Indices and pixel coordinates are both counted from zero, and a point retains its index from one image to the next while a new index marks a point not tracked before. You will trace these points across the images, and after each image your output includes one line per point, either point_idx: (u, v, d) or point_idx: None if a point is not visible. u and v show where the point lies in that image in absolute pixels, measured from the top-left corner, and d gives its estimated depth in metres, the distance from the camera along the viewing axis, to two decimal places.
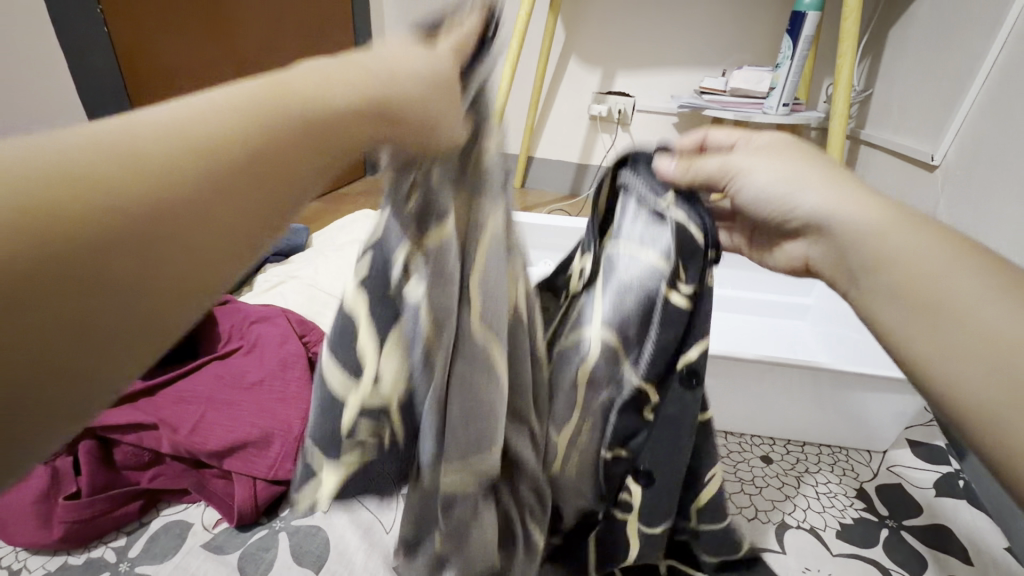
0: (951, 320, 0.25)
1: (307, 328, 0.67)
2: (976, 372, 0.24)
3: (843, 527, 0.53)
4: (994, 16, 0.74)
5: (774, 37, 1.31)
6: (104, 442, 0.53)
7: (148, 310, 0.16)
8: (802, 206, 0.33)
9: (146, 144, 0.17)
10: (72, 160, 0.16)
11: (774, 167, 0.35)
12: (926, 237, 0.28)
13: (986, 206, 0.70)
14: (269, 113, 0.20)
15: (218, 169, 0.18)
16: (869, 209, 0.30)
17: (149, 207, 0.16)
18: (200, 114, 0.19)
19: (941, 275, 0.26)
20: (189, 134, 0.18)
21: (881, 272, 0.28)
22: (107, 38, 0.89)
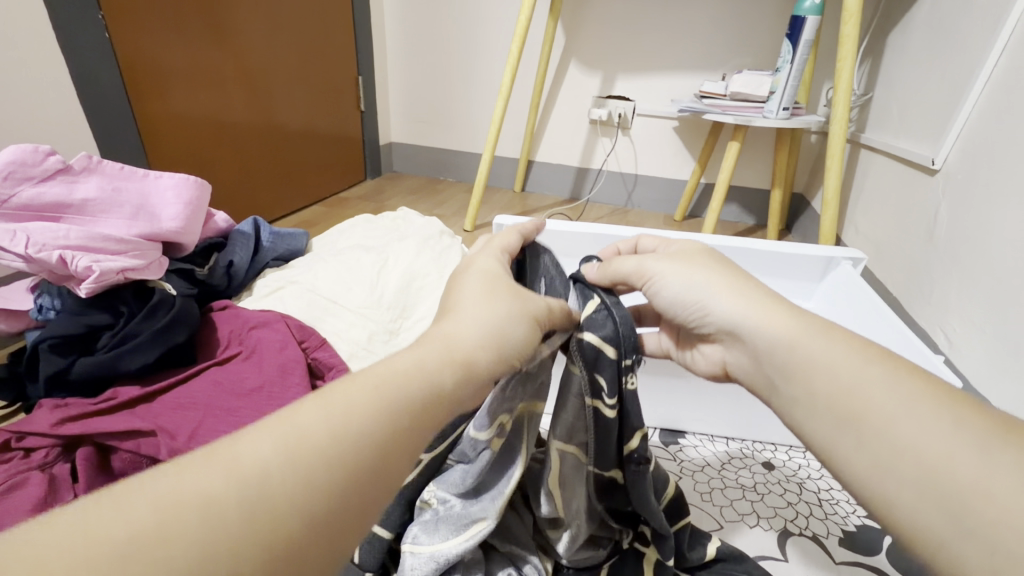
0: (869, 429, 0.27)
1: (307, 333, 0.66)
2: (900, 482, 0.26)
3: (846, 534, 0.53)
4: (994, 20, 0.74)
5: (774, 41, 1.31)
6: (103, 450, 0.53)
7: (315, 558, 0.22)
8: (715, 313, 0.36)
9: (317, 444, 0.23)
10: (260, 459, 0.22)
11: (680, 274, 0.38)
12: (827, 342, 0.31)
13: (986, 210, 0.70)
14: (363, 426, 0.25)
15: (353, 453, 0.24)
16: (778, 320, 0.33)
17: (321, 494, 0.22)
18: (351, 413, 0.25)
19: (854, 385, 0.29)
20: (301, 462, 0.23)
21: (804, 383, 0.31)
22: (108, 44, 0.89)
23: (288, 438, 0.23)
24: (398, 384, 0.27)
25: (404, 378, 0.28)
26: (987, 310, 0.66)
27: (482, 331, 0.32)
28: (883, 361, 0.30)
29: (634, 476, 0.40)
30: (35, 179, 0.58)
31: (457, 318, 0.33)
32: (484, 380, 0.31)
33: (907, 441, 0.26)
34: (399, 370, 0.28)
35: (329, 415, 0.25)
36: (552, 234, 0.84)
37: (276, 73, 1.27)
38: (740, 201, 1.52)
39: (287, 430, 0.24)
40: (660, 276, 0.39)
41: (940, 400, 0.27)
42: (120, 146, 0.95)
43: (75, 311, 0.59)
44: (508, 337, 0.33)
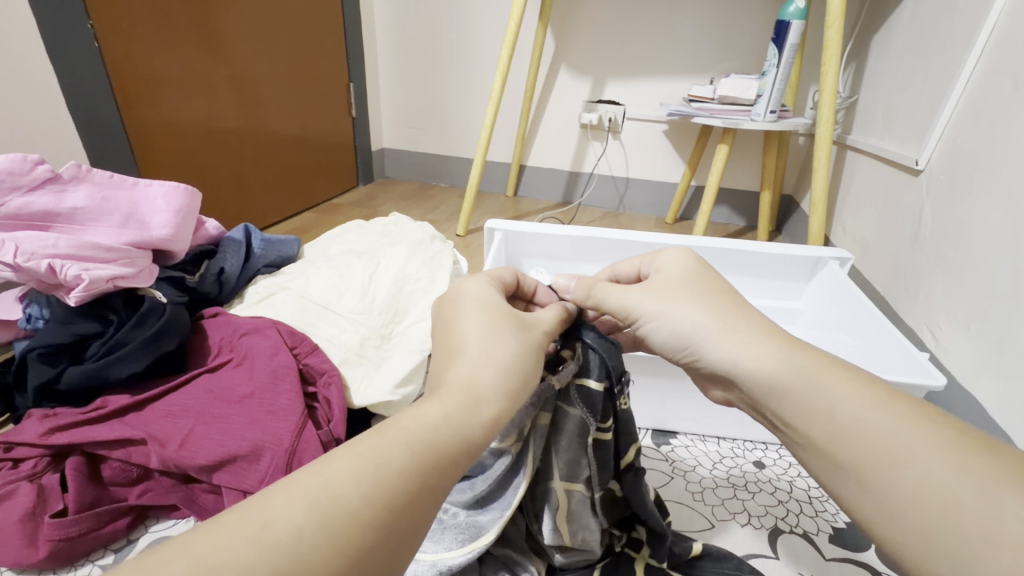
0: (873, 469, 0.28)
1: (299, 340, 0.66)
2: (904, 520, 0.26)
3: (836, 531, 0.53)
4: (973, 23, 0.76)
5: (760, 45, 1.33)
6: (93, 458, 0.53)
7: None
8: (707, 352, 0.37)
9: (334, 518, 0.23)
10: (268, 538, 0.21)
11: (665, 319, 0.38)
12: (829, 382, 0.31)
13: (970, 208, 0.71)
14: (393, 488, 0.25)
15: (371, 518, 0.24)
16: (770, 363, 0.33)
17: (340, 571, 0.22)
18: (364, 474, 0.25)
19: (856, 429, 0.29)
20: (333, 526, 0.23)
21: (803, 424, 0.31)
22: (98, 53, 0.89)
23: (320, 502, 0.23)
24: (429, 439, 0.27)
25: (433, 433, 0.28)
26: (971, 308, 0.67)
27: (495, 377, 0.31)
28: (887, 401, 0.30)
29: (630, 481, 0.41)
30: (23, 188, 0.58)
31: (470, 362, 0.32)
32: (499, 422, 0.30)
33: (912, 480, 0.27)
34: (427, 424, 0.28)
35: (368, 470, 0.25)
36: (544, 237, 0.85)
37: (267, 80, 1.27)
38: (730, 203, 1.53)
39: (317, 491, 0.23)
40: (648, 319, 0.39)
41: (940, 434, 0.28)
42: (110, 155, 0.95)
43: (64, 319, 0.59)
44: (509, 377, 0.32)
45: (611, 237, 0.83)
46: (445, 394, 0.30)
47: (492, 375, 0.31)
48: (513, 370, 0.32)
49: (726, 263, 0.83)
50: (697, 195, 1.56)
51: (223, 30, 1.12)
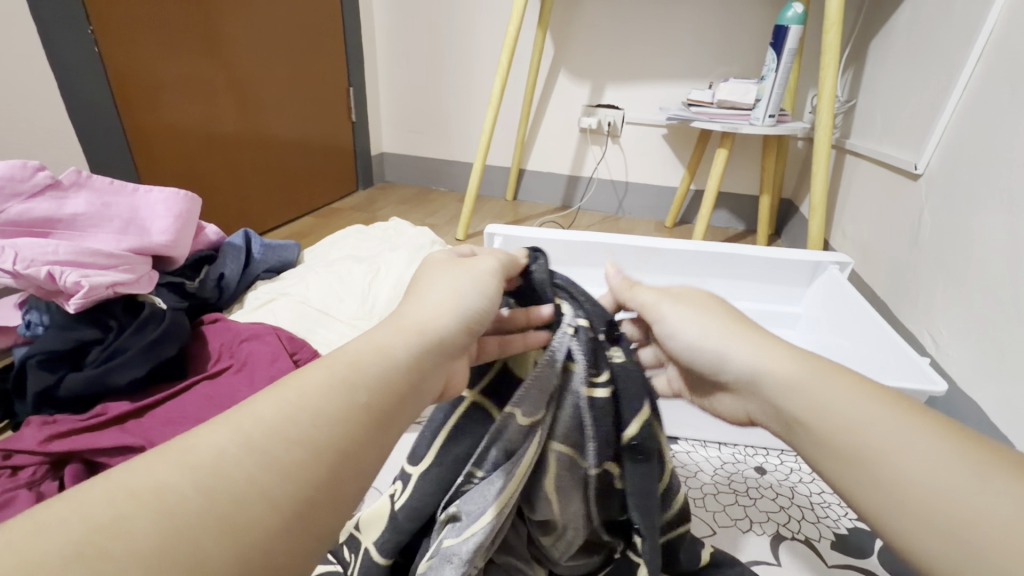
0: (898, 483, 0.27)
1: (299, 345, 0.66)
2: (931, 537, 0.25)
3: (838, 537, 0.53)
4: (971, 29, 0.76)
5: (758, 50, 1.33)
6: (93, 466, 0.53)
7: (286, 538, 0.22)
8: (731, 363, 0.36)
9: (260, 440, 0.23)
10: (194, 466, 0.22)
11: (689, 318, 0.38)
12: (837, 390, 0.31)
13: (968, 213, 0.71)
14: (321, 406, 0.25)
15: (303, 436, 0.24)
16: (784, 364, 0.33)
17: (274, 485, 0.22)
18: (291, 403, 0.25)
19: (871, 435, 0.29)
20: (263, 451, 0.23)
21: (829, 438, 0.30)
22: (98, 60, 0.89)
23: (250, 433, 0.23)
24: (358, 366, 0.28)
25: (356, 364, 0.28)
26: (972, 313, 0.67)
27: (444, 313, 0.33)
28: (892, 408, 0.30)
29: (631, 466, 0.37)
30: (23, 195, 0.58)
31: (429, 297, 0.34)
32: (441, 354, 0.32)
33: (935, 493, 0.26)
34: (358, 354, 0.28)
35: (293, 399, 0.25)
36: (544, 242, 0.85)
37: (266, 85, 1.27)
38: (730, 207, 1.54)
39: (243, 422, 0.24)
40: (669, 314, 0.39)
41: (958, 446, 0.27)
42: (110, 160, 0.95)
43: (63, 326, 0.59)
44: (465, 310, 0.34)
45: (611, 242, 0.83)
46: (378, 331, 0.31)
47: (424, 312, 0.32)
48: (446, 305, 0.33)
49: (726, 268, 0.83)
50: (696, 199, 1.57)
51: (222, 35, 1.12)
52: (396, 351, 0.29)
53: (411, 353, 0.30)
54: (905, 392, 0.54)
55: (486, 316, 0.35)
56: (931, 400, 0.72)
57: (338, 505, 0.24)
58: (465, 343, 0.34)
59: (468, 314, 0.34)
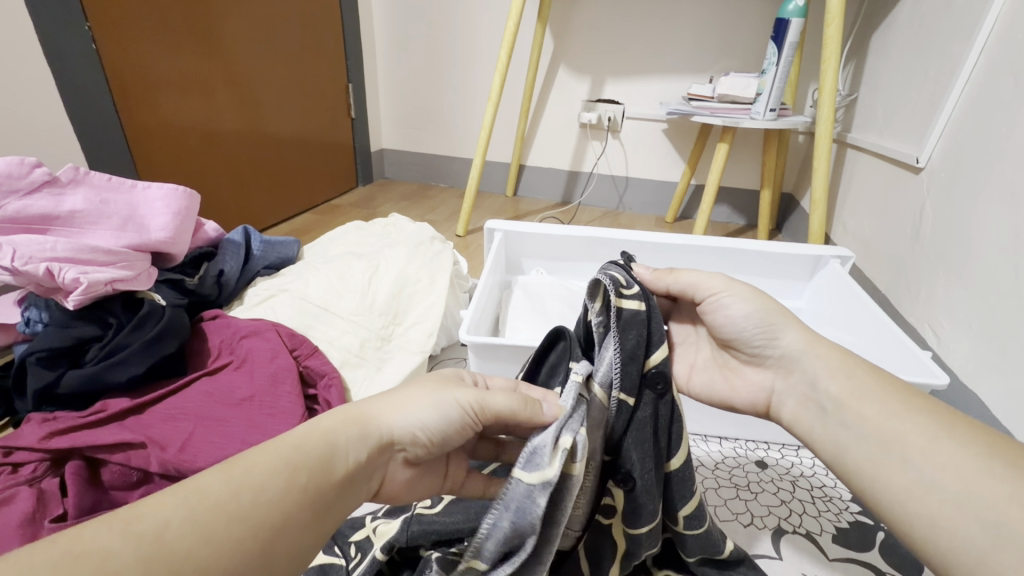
0: (907, 454, 0.33)
1: (299, 342, 0.66)
2: (930, 495, 0.31)
3: (839, 531, 0.53)
4: (972, 21, 0.76)
5: (758, 44, 1.32)
6: (93, 463, 0.53)
7: None
8: (788, 338, 0.42)
9: (205, 508, 0.24)
10: (134, 528, 0.23)
11: (750, 302, 0.43)
12: (867, 382, 0.38)
13: (970, 206, 0.71)
14: (261, 491, 0.26)
15: (243, 510, 0.25)
16: (825, 352, 0.40)
17: (202, 554, 0.23)
18: (240, 482, 0.26)
19: (896, 416, 0.35)
20: (197, 517, 0.24)
21: (855, 414, 0.36)
22: (96, 56, 0.89)
23: (189, 501, 0.24)
24: (303, 454, 0.29)
25: (310, 441, 0.29)
26: (972, 307, 0.67)
27: (397, 418, 0.34)
28: (914, 402, 0.35)
29: (650, 398, 0.38)
30: (21, 191, 0.58)
31: (386, 400, 0.35)
32: (382, 447, 0.33)
33: (939, 465, 0.31)
34: (309, 436, 0.30)
35: (238, 484, 0.26)
36: (545, 237, 0.85)
37: (265, 81, 1.27)
38: (730, 202, 1.53)
39: (189, 493, 0.25)
40: (727, 294, 0.44)
41: (965, 435, 0.32)
42: (108, 157, 0.95)
43: (62, 323, 0.59)
44: (419, 422, 0.34)
45: (612, 236, 0.83)
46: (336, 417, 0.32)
47: (391, 410, 0.34)
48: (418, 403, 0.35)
49: (725, 262, 0.82)
50: (697, 194, 1.56)
51: (220, 31, 1.11)
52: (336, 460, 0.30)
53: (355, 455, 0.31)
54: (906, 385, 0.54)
55: (440, 434, 0.34)
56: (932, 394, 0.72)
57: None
58: (408, 450, 0.34)
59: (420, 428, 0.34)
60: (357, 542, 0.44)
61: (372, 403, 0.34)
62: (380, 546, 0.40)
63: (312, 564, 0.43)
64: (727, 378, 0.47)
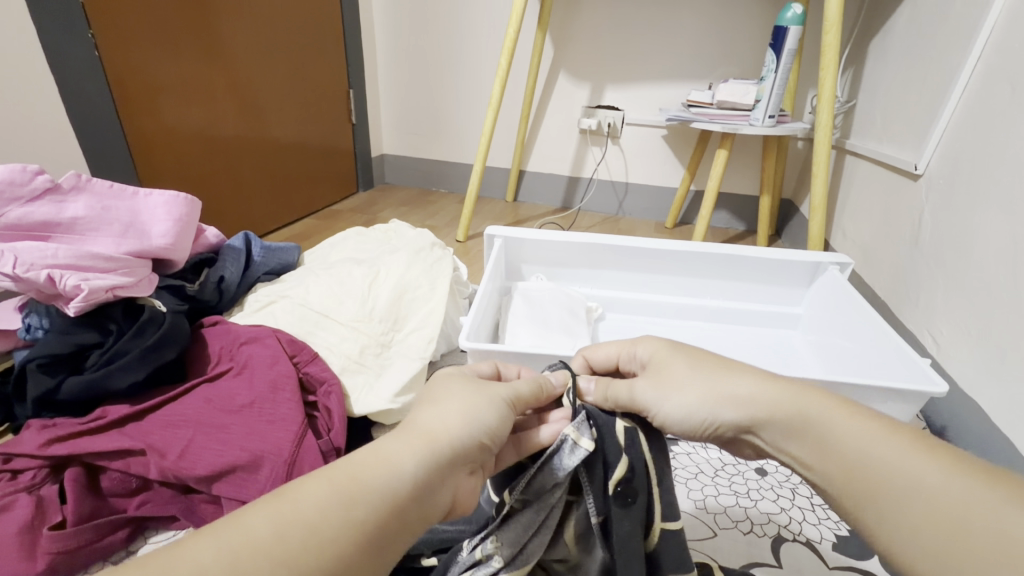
0: (890, 492, 0.27)
1: (300, 348, 0.67)
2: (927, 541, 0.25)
3: (839, 539, 0.53)
4: (970, 28, 0.76)
5: (758, 51, 1.33)
6: (93, 469, 0.52)
7: None
8: (727, 417, 0.34)
9: (238, 562, 0.23)
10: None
11: (677, 397, 0.35)
12: (830, 412, 0.31)
13: (968, 213, 0.71)
14: (303, 539, 0.24)
15: (280, 564, 0.23)
16: (781, 403, 0.32)
17: None
18: (282, 531, 0.24)
19: (865, 459, 0.28)
20: (227, 571, 0.22)
21: (822, 468, 0.30)
22: (98, 62, 0.89)
23: (225, 549, 0.23)
24: (356, 492, 0.26)
25: (362, 475, 0.27)
26: (970, 313, 0.67)
27: (458, 425, 0.31)
28: (886, 431, 0.29)
29: (618, 512, 0.35)
30: (23, 199, 0.58)
31: (427, 408, 0.32)
32: (453, 465, 0.30)
33: (926, 512, 0.26)
34: (363, 468, 0.28)
35: (279, 531, 0.24)
36: (545, 243, 0.85)
37: (266, 87, 1.27)
38: (730, 207, 1.54)
39: (226, 539, 0.23)
40: (657, 403, 0.36)
41: (946, 465, 0.27)
42: (108, 162, 0.95)
43: (63, 330, 0.59)
44: (481, 429, 0.32)
45: (611, 242, 0.83)
46: (393, 440, 0.30)
47: (450, 422, 0.31)
48: (472, 413, 0.32)
49: (723, 267, 0.82)
50: (697, 200, 1.57)
51: (221, 37, 1.12)
52: (394, 503, 0.27)
53: (421, 475, 0.28)
54: (907, 393, 0.54)
55: (500, 432, 0.33)
56: (931, 401, 0.72)
57: None
58: (474, 458, 0.32)
59: (481, 436, 0.32)
60: None
61: (422, 415, 0.32)
62: None
63: None
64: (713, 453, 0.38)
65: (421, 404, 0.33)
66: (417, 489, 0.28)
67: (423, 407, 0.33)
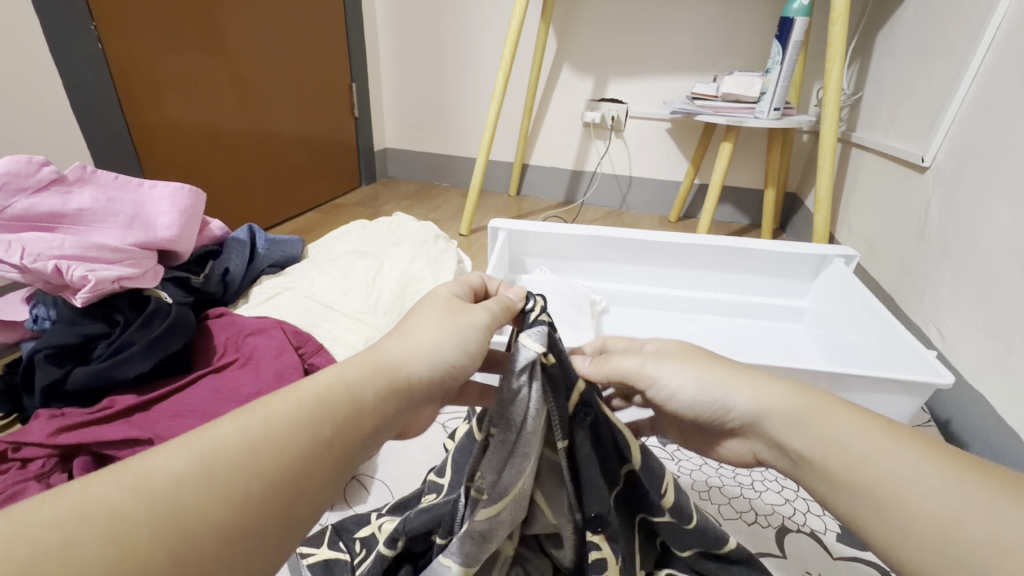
0: (885, 495, 0.28)
1: (305, 340, 0.67)
2: (921, 545, 0.26)
3: (844, 530, 0.53)
4: (979, 18, 0.75)
5: (763, 43, 1.32)
6: (100, 459, 0.53)
7: (238, 537, 0.22)
8: (737, 405, 0.35)
9: (220, 462, 0.23)
10: (143, 484, 0.22)
11: (689, 373, 0.37)
12: (822, 407, 0.32)
13: (977, 205, 0.70)
14: (282, 439, 0.25)
15: (259, 462, 0.24)
16: (781, 395, 0.34)
17: (235, 500, 0.23)
18: (259, 435, 0.25)
19: (862, 452, 0.30)
20: (212, 469, 0.23)
21: (819, 462, 0.31)
22: (100, 53, 0.89)
23: (205, 455, 0.24)
24: (326, 402, 0.28)
25: (329, 391, 0.29)
26: (977, 306, 0.67)
27: (422, 358, 0.33)
28: (885, 427, 0.30)
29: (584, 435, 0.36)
30: (29, 190, 0.58)
31: (395, 338, 0.34)
32: (414, 388, 0.32)
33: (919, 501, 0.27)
34: (327, 385, 0.29)
35: (254, 434, 0.25)
36: (550, 236, 0.85)
37: (268, 80, 1.27)
38: (734, 201, 1.53)
39: (204, 445, 0.24)
40: (664, 376, 0.38)
41: (938, 460, 0.28)
42: (112, 155, 0.95)
43: (70, 321, 0.59)
44: (444, 364, 0.34)
45: (616, 235, 0.83)
46: (355, 362, 0.31)
47: (414, 350, 0.33)
48: (439, 343, 0.34)
49: (729, 260, 0.82)
50: (700, 194, 1.56)
51: (223, 31, 1.11)
52: (362, 413, 0.29)
53: (385, 398, 0.30)
54: (914, 384, 0.54)
55: (465, 358, 0.35)
56: (937, 393, 0.72)
57: (293, 516, 0.25)
58: (438, 385, 0.34)
59: (445, 362, 0.34)
60: (362, 539, 0.47)
61: (388, 341, 0.34)
62: (384, 545, 0.41)
63: (316, 560, 0.46)
64: (711, 444, 0.41)
65: (394, 334, 0.35)
66: (383, 400, 0.30)
67: (393, 331, 0.35)
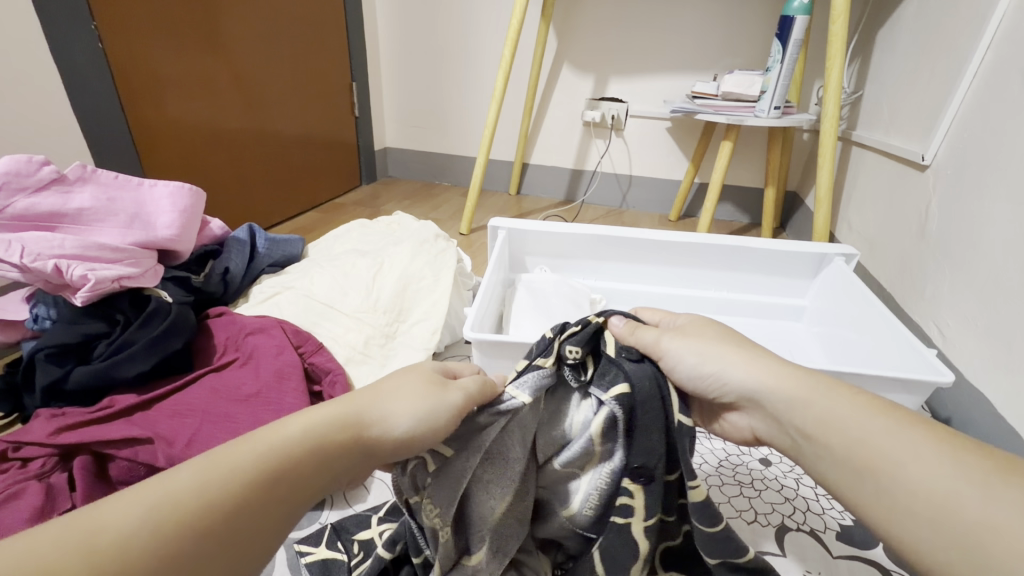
0: (885, 478, 0.28)
1: (305, 338, 0.67)
2: (921, 527, 0.26)
3: (843, 528, 0.53)
4: (980, 15, 0.75)
5: (764, 42, 1.32)
6: (101, 458, 0.53)
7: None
8: (734, 381, 0.36)
9: (164, 509, 0.25)
10: (88, 525, 0.24)
11: (693, 346, 0.38)
12: (822, 391, 0.33)
13: (977, 203, 0.70)
14: (230, 488, 0.27)
15: (203, 512, 0.26)
16: (784, 377, 0.35)
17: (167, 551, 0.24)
18: (210, 480, 0.27)
19: (861, 435, 0.30)
20: (159, 513, 0.25)
21: (821, 441, 0.32)
22: (100, 52, 0.89)
23: (160, 504, 0.25)
24: (281, 457, 0.29)
25: (286, 448, 0.30)
26: (977, 305, 0.67)
27: (394, 420, 0.34)
28: (887, 411, 0.31)
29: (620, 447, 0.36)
30: (29, 189, 0.58)
31: (378, 397, 0.35)
32: (373, 450, 0.33)
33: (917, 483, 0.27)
34: (288, 439, 0.30)
35: (205, 480, 0.27)
36: (550, 235, 0.85)
37: (269, 80, 1.27)
38: (734, 200, 1.53)
39: (158, 491, 0.26)
40: (672, 349, 0.38)
41: (939, 444, 0.28)
42: (112, 155, 0.95)
43: (70, 320, 0.59)
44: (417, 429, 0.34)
45: (616, 234, 0.83)
46: (323, 418, 0.32)
47: (388, 412, 0.34)
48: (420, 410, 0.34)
49: (729, 258, 0.82)
50: (701, 193, 1.56)
51: (224, 30, 1.12)
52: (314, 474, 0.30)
53: (342, 452, 0.31)
54: (914, 382, 0.53)
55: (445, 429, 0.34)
56: (937, 392, 0.72)
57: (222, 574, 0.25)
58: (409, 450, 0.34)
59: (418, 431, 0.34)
60: (362, 540, 0.47)
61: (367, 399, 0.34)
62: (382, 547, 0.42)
63: (315, 559, 0.46)
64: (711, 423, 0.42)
65: (378, 391, 0.35)
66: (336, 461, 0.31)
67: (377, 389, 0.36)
